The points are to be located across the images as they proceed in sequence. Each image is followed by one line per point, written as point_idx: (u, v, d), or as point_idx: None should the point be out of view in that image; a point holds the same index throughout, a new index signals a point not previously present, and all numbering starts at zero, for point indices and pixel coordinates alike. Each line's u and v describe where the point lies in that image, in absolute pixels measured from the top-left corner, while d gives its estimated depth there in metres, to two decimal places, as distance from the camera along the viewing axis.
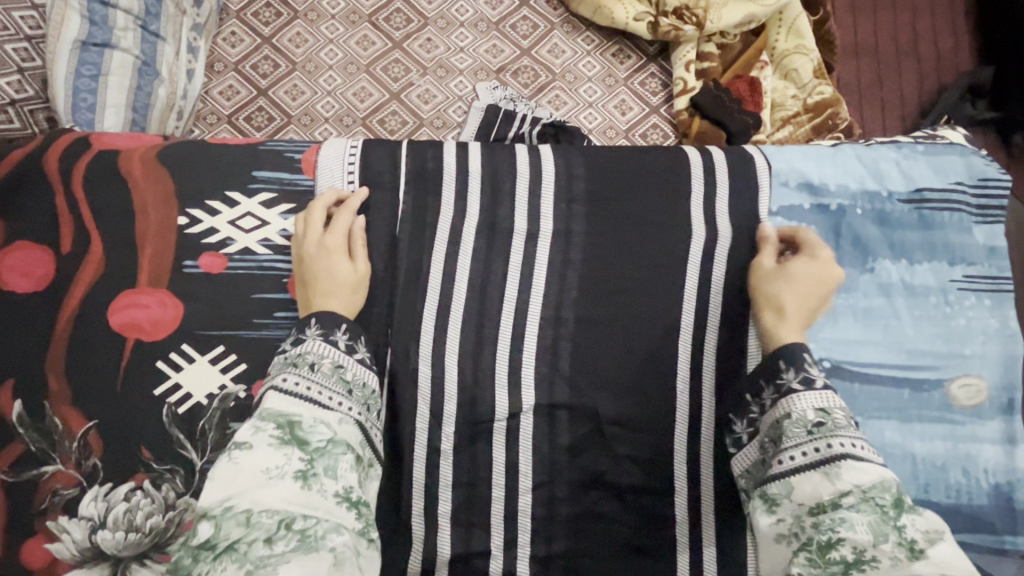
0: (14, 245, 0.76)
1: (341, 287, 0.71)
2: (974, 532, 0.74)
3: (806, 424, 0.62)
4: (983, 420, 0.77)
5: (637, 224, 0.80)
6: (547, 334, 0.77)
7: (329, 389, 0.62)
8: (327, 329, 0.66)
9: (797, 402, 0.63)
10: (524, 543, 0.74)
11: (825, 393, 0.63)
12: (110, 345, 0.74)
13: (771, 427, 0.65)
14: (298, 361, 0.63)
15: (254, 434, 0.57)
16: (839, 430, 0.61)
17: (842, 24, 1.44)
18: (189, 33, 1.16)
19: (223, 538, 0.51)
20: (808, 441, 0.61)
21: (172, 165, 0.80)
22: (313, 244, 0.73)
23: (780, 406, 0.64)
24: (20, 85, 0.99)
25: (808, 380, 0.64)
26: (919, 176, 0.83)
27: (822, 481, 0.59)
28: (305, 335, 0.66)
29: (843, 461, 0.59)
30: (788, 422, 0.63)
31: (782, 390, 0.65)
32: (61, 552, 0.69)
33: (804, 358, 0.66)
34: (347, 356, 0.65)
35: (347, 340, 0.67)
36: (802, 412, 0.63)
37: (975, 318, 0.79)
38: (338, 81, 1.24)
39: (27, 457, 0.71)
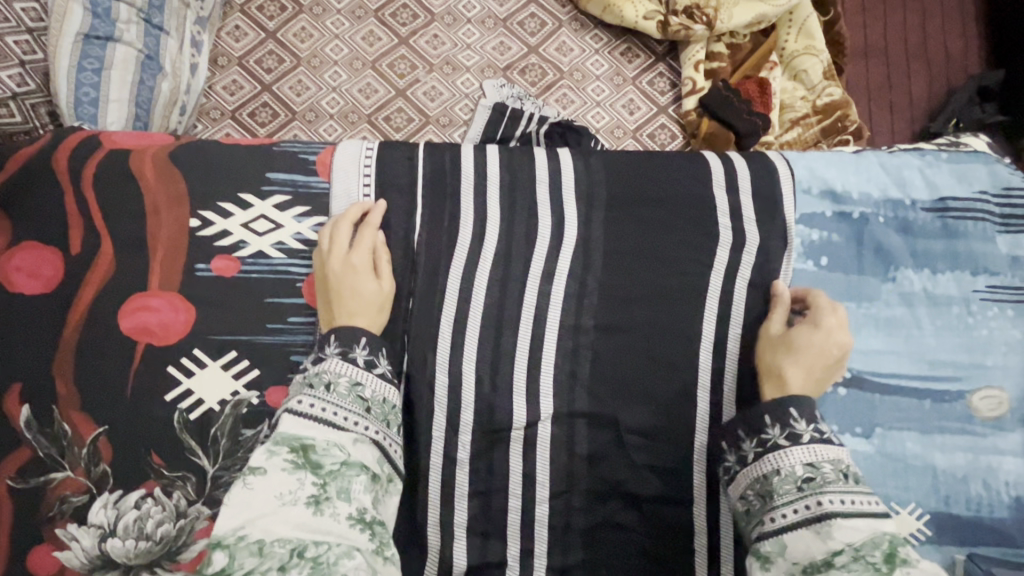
0: (22, 246, 0.74)
1: (367, 306, 0.70)
2: (994, 545, 0.73)
3: (795, 480, 0.60)
4: (1004, 432, 0.76)
5: (657, 231, 0.78)
6: (567, 342, 0.76)
7: (347, 409, 0.61)
8: (344, 346, 0.65)
9: (784, 457, 0.62)
10: (541, 553, 0.73)
11: (813, 447, 0.61)
12: (121, 349, 0.72)
13: (757, 483, 0.63)
14: (314, 382, 0.62)
15: (268, 459, 0.55)
16: (828, 486, 0.59)
17: (852, 24, 1.43)
18: (192, 27, 1.14)
19: (238, 568, 0.50)
20: (798, 498, 0.60)
21: (183, 166, 0.78)
22: (340, 259, 0.71)
23: (766, 462, 0.63)
24: (21, 78, 0.96)
25: (794, 436, 0.62)
26: (942, 184, 0.81)
27: (814, 540, 0.57)
28: (324, 354, 0.66)
29: (834, 519, 0.57)
30: (777, 478, 0.61)
31: (767, 444, 0.64)
32: (71, 560, 0.68)
33: (790, 414, 0.64)
34: (365, 372, 0.65)
35: (367, 355, 0.66)
36: (791, 467, 0.61)
37: (997, 328, 0.78)
38: (344, 77, 1.22)
39: (35, 463, 0.70)
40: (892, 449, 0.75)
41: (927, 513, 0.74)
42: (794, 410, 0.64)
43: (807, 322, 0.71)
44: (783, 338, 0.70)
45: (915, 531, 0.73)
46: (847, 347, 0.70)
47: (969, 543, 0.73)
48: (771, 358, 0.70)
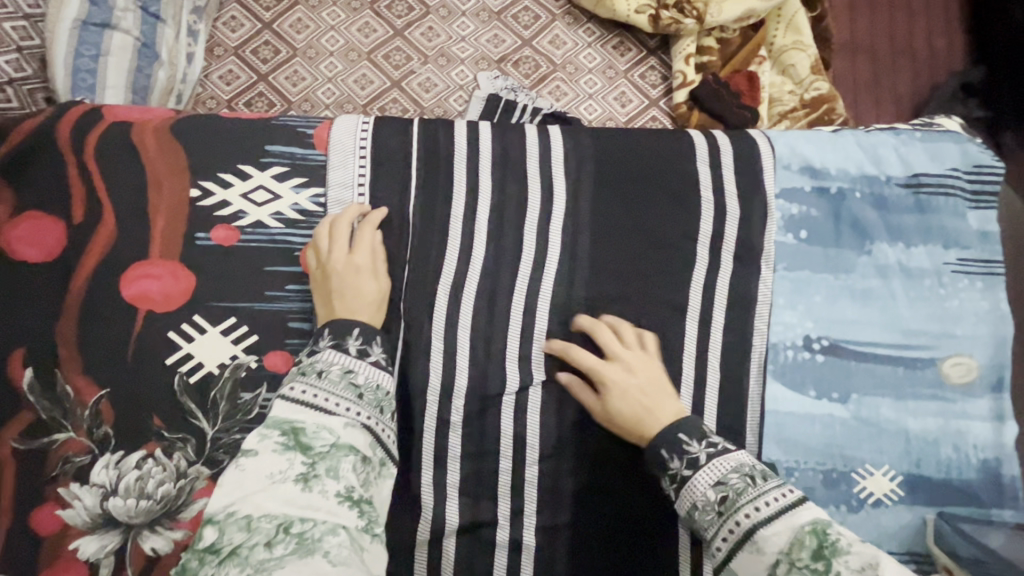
0: (25, 215, 0.76)
1: (367, 304, 0.72)
2: (963, 504, 0.77)
3: (712, 508, 0.64)
4: (973, 398, 0.80)
5: (644, 207, 0.81)
6: (558, 312, 0.79)
7: (338, 396, 0.62)
8: (337, 337, 0.68)
9: (694, 485, 0.66)
10: (530, 512, 0.76)
11: (710, 465, 0.65)
12: (122, 316, 0.74)
13: (688, 520, 0.67)
14: (307, 370, 0.64)
15: (260, 441, 0.57)
16: (739, 499, 0.62)
17: (839, 21, 1.47)
18: (189, 16, 1.16)
19: (227, 543, 0.51)
20: (721, 524, 0.63)
21: (184, 138, 0.79)
22: (342, 261, 0.73)
23: (685, 496, 0.66)
24: (19, 64, 0.97)
25: (692, 463, 0.67)
26: (916, 162, 0.85)
27: (752, 559, 0.60)
28: (317, 347, 0.67)
29: (756, 532, 0.60)
30: (697, 512, 0.65)
31: (678, 480, 0.67)
32: (73, 518, 0.70)
33: (682, 440, 0.68)
34: (358, 361, 0.66)
35: (359, 344, 0.67)
36: (703, 494, 0.65)
37: (967, 300, 0.82)
38: (339, 68, 1.24)
39: (39, 424, 0.72)
40: (867, 414, 0.79)
41: (899, 475, 0.78)
42: (685, 434, 0.68)
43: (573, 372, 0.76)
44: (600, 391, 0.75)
45: (888, 491, 0.77)
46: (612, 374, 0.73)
47: (939, 503, 0.77)
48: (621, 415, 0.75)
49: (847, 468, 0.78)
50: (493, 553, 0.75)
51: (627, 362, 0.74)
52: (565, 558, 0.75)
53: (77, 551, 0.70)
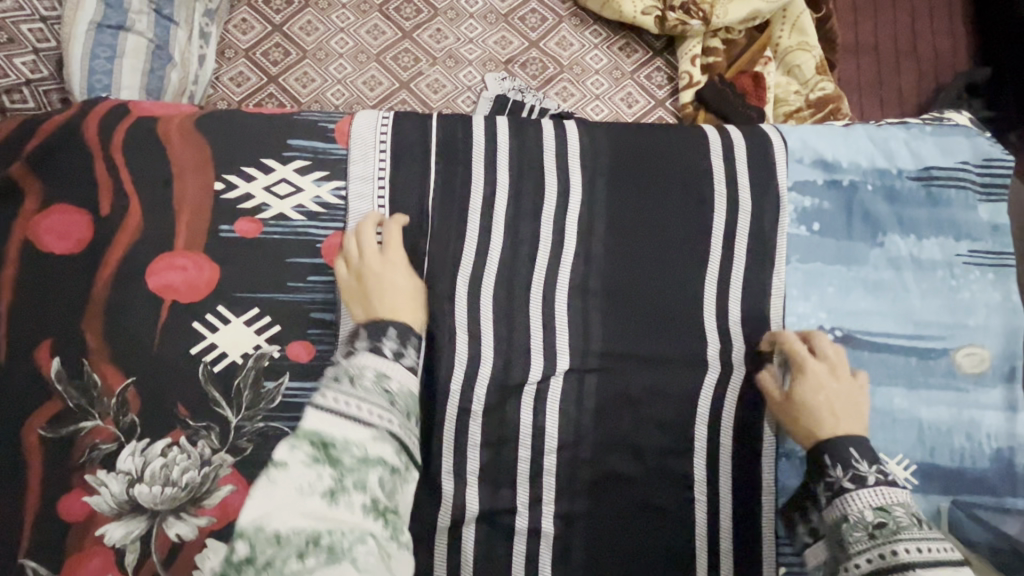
0: (52, 208, 0.77)
1: (402, 296, 0.72)
2: (976, 493, 0.78)
3: (865, 527, 0.64)
4: (985, 387, 0.81)
5: (659, 200, 0.83)
6: (576, 303, 0.80)
7: (372, 403, 0.58)
8: (374, 340, 0.65)
9: (853, 500, 0.65)
10: (549, 500, 0.77)
11: (880, 490, 0.65)
12: (148, 306, 0.76)
13: (834, 531, 0.66)
14: (340, 376, 0.59)
15: (289, 452, 0.53)
16: (901, 531, 0.61)
17: (843, 22, 1.48)
18: (201, 18, 1.19)
19: (259, 556, 0.50)
20: (870, 546, 0.62)
21: (208, 132, 0.81)
22: (372, 261, 0.74)
23: (836, 506, 0.67)
24: (35, 66, 1.00)
25: (858, 478, 0.66)
26: (927, 155, 0.86)
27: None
28: (357, 348, 0.65)
29: (911, 569, 0.59)
30: (847, 525, 0.65)
31: (834, 489, 0.67)
32: (100, 505, 0.72)
33: (851, 454, 0.68)
34: (394, 364, 0.63)
35: (395, 345, 0.65)
36: (860, 512, 0.64)
37: (979, 291, 0.82)
38: (349, 70, 1.26)
39: (65, 412, 0.73)
40: (881, 403, 0.80)
41: (913, 464, 0.78)
42: (853, 449, 0.68)
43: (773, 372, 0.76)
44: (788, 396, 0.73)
45: (902, 480, 0.78)
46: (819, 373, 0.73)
47: (952, 492, 0.78)
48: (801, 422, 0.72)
49: None
50: (512, 540, 0.76)
51: (813, 370, 0.73)
52: (584, 545, 0.76)
53: (104, 537, 0.71)
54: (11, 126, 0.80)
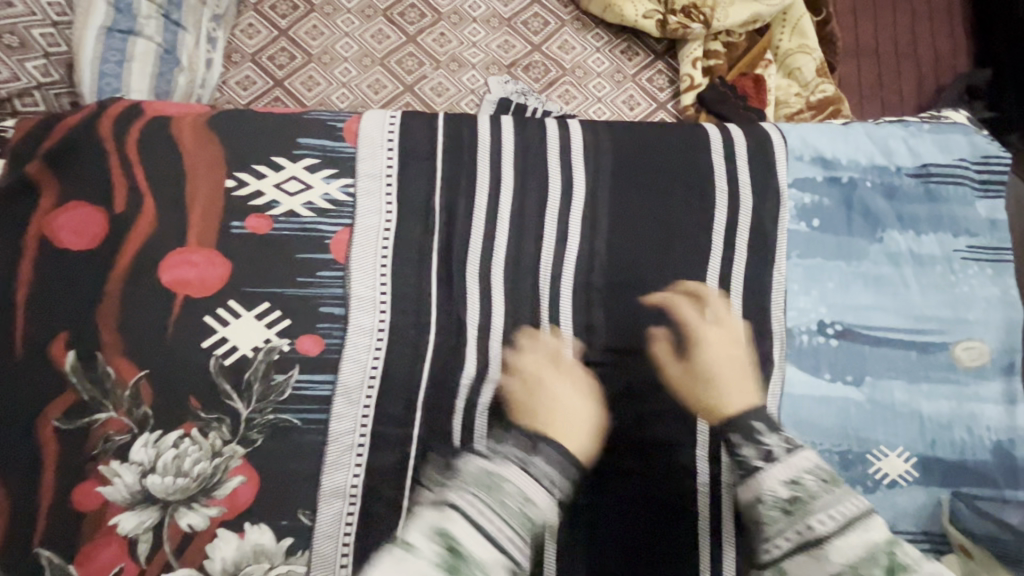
0: (67, 205, 0.79)
1: (578, 427, 0.73)
2: (977, 485, 0.79)
3: (779, 505, 0.64)
4: (985, 381, 0.81)
5: (661, 197, 0.84)
6: (581, 299, 0.82)
7: (511, 529, 0.58)
8: (532, 457, 0.65)
9: (764, 477, 0.66)
10: None
11: (790, 463, 0.65)
12: (161, 301, 0.77)
13: (750, 509, 0.67)
14: (484, 482, 0.60)
15: (421, 545, 0.55)
16: (812, 503, 0.63)
17: (843, 25, 1.50)
18: (208, 23, 1.21)
19: None
20: (787, 524, 0.64)
21: (219, 131, 0.83)
22: (528, 372, 0.78)
23: (748, 485, 0.67)
24: (46, 70, 1.01)
25: (769, 455, 0.66)
26: (925, 153, 0.87)
27: (811, 563, 0.62)
28: (512, 454, 0.65)
29: (828, 541, 0.61)
30: (762, 506, 0.65)
31: (747, 468, 0.67)
32: (113, 495, 0.73)
33: (756, 428, 0.69)
34: (542, 494, 0.63)
35: (546, 466, 0.65)
36: (774, 490, 0.65)
37: (978, 286, 0.84)
38: (353, 73, 1.28)
39: (79, 404, 0.75)
40: (881, 396, 0.81)
41: (913, 456, 0.79)
42: (758, 422, 0.69)
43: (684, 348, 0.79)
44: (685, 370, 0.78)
45: (903, 472, 0.79)
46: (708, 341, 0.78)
47: (953, 484, 0.79)
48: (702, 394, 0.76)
49: (863, 450, 0.79)
50: None
51: (709, 335, 0.78)
52: (589, 536, 0.77)
53: (117, 526, 0.73)
54: (31, 125, 0.83)
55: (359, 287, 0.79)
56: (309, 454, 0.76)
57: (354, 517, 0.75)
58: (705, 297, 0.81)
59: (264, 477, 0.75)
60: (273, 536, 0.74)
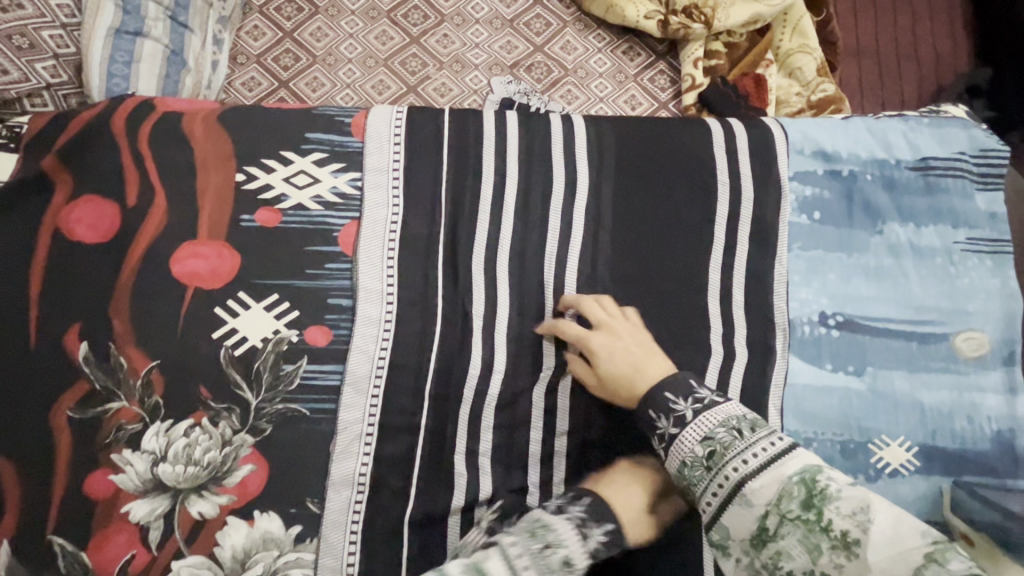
0: (81, 199, 0.81)
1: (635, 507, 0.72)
2: (978, 474, 0.79)
3: (701, 463, 0.66)
4: (985, 371, 0.82)
5: (664, 190, 0.85)
6: (585, 290, 0.83)
7: None
8: (586, 518, 0.65)
9: (681, 442, 0.68)
10: (559, 481, 0.78)
11: (698, 421, 0.68)
12: (173, 293, 0.79)
13: (677, 476, 0.68)
14: (537, 531, 0.62)
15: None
16: (726, 452, 0.65)
17: (844, 25, 1.52)
18: (214, 25, 1.22)
19: None
20: (710, 479, 0.65)
21: (229, 127, 0.85)
22: (598, 416, 0.80)
23: (669, 452, 0.69)
24: (55, 70, 1.03)
25: (678, 421, 0.69)
26: (924, 146, 0.88)
27: (741, 510, 0.63)
28: (567, 510, 0.66)
29: (744, 485, 0.63)
30: (687, 468, 0.67)
31: (665, 438, 0.69)
32: (125, 483, 0.74)
33: (666, 399, 0.70)
34: (583, 557, 0.62)
35: (594, 529, 0.64)
36: (691, 450, 0.67)
37: (977, 278, 0.85)
38: (357, 74, 1.30)
39: (92, 394, 0.76)
40: (882, 386, 0.82)
41: (915, 445, 0.80)
42: (665, 394, 0.71)
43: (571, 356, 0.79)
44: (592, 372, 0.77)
45: (904, 462, 0.80)
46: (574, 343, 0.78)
47: (954, 472, 0.80)
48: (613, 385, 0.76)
49: (864, 439, 0.80)
50: None
51: (596, 341, 0.76)
52: None
53: (129, 513, 0.74)
54: (45, 120, 0.85)
55: (366, 278, 0.80)
56: (317, 442, 0.77)
57: (361, 504, 0.76)
58: (581, 308, 0.79)
59: (274, 465, 0.76)
60: (281, 523, 0.75)
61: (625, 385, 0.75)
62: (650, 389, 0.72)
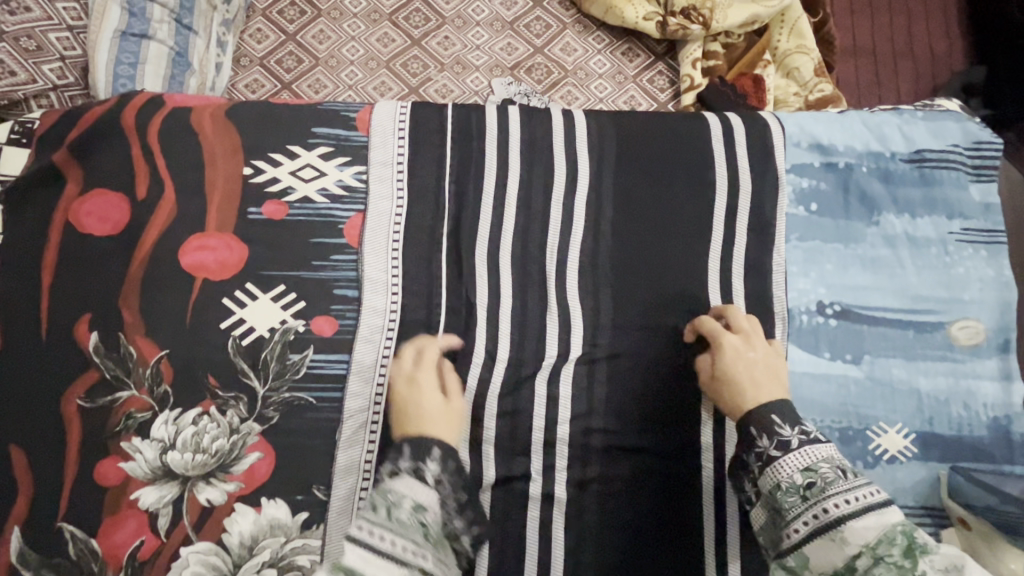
0: (91, 193, 0.82)
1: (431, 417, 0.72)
2: (975, 460, 0.81)
3: (797, 491, 0.64)
4: (981, 359, 0.84)
5: (663, 183, 0.87)
6: (586, 281, 0.84)
7: (406, 539, 0.59)
8: (417, 459, 0.65)
9: (780, 468, 0.66)
10: (561, 467, 0.79)
11: (805, 451, 0.65)
12: (182, 284, 0.80)
13: (767, 498, 0.67)
14: (378, 504, 0.61)
15: None
16: (829, 488, 0.63)
17: (840, 25, 1.54)
18: (218, 28, 1.24)
19: None
20: (804, 509, 0.63)
21: (236, 121, 0.86)
22: (600, 404, 0.81)
23: (767, 475, 0.67)
24: (61, 72, 1.04)
25: (784, 445, 0.67)
26: (919, 139, 0.90)
27: (831, 546, 0.61)
28: (398, 466, 0.65)
29: (844, 524, 0.61)
30: (781, 492, 0.65)
31: (764, 458, 0.68)
32: (134, 471, 0.75)
33: (774, 421, 0.69)
34: (432, 493, 0.63)
35: (437, 467, 0.65)
36: (791, 478, 0.65)
37: (973, 267, 0.86)
38: (360, 76, 1.32)
39: (102, 383, 0.77)
40: (880, 374, 0.83)
41: (912, 432, 0.81)
42: (775, 415, 0.69)
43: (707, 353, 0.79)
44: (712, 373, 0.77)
45: (902, 448, 0.81)
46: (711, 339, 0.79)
47: (952, 459, 0.81)
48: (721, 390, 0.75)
49: (862, 426, 0.81)
50: (527, 506, 0.78)
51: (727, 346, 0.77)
52: (596, 510, 0.78)
53: (138, 501, 0.75)
54: (56, 116, 0.86)
55: (371, 269, 0.82)
56: (323, 430, 0.78)
57: (367, 491, 0.77)
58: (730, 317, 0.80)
59: (281, 452, 0.77)
60: (288, 509, 0.76)
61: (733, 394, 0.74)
62: (757, 407, 0.71)
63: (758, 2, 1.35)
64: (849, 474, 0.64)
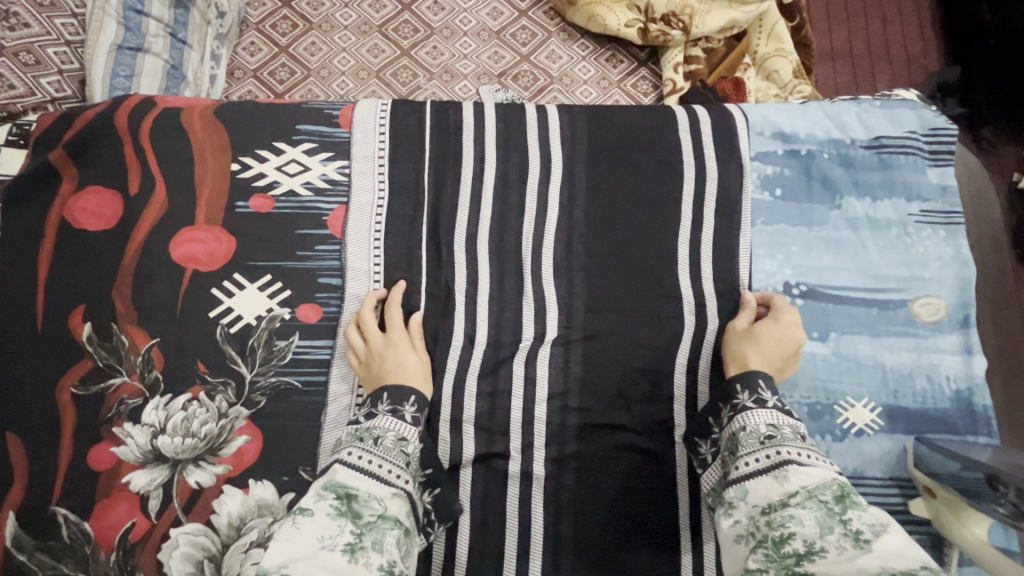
0: (86, 190, 0.86)
1: (411, 375, 0.78)
2: (940, 432, 0.84)
3: (758, 436, 0.70)
4: (943, 334, 0.87)
5: (635, 173, 0.90)
6: (562, 267, 0.88)
7: (391, 463, 0.69)
8: (394, 403, 0.75)
9: (752, 416, 0.72)
10: (540, 445, 0.82)
11: (775, 412, 0.72)
12: (172, 276, 0.83)
13: (729, 440, 0.73)
14: (363, 436, 0.71)
15: (316, 502, 0.63)
16: (787, 441, 0.69)
17: (819, 30, 1.59)
18: (212, 42, 1.29)
19: None
20: (759, 449, 0.69)
21: (226, 121, 0.90)
22: (578, 384, 0.84)
23: (736, 422, 0.73)
24: (59, 85, 1.07)
25: (761, 399, 0.74)
26: (877, 126, 0.94)
27: (773, 484, 0.66)
28: (375, 409, 0.74)
29: (789, 465, 0.66)
30: (743, 434, 0.71)
31: (737, 408, 0.75)
32: (126, 454, 0.78)
33: (761, 384, 0.75)
34: (410, 428, 0.74)
35: (414, 412, 0.75)
36: (755, 426, 0.71)
37: (932, 247, 0.90)
38: (350, 86, 1.36)
39: (95, 371, 0.80)
40: (846, 350, 0.86)
41: (878, 406, 0.84)
42: (764, 380, 0.75)
43: (769, 317, 0.82)
44: (749, 330, 0.81)
45: (869, 422, 0.84)
46: (782, 318, 0.81)
47: (917, 431, 0.84)
48: (735, 346, 0.80)
49: (830, 401, 0.84)
50: (506, 483, 0.81)
51: (774, 328, 0.80)
52: (573, 486, 0.81)
53: (130, 483, 0.77)
54: (51, 120, 0.90)
55: (354, 258, 0.86)
56: (310, 413, 0.81)
57: None
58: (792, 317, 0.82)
59: (268, 436, 0.80)
60: (275, 490, 0.78)
61: (745, 347, 0.79)
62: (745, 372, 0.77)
63: (735, 7, 1.39)
64: (806, 440, 0.70)
